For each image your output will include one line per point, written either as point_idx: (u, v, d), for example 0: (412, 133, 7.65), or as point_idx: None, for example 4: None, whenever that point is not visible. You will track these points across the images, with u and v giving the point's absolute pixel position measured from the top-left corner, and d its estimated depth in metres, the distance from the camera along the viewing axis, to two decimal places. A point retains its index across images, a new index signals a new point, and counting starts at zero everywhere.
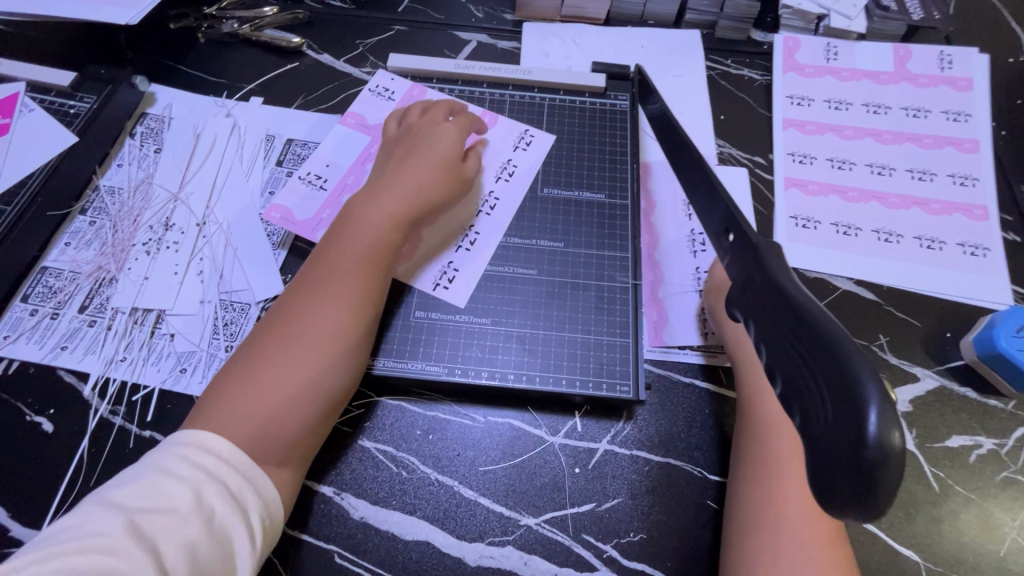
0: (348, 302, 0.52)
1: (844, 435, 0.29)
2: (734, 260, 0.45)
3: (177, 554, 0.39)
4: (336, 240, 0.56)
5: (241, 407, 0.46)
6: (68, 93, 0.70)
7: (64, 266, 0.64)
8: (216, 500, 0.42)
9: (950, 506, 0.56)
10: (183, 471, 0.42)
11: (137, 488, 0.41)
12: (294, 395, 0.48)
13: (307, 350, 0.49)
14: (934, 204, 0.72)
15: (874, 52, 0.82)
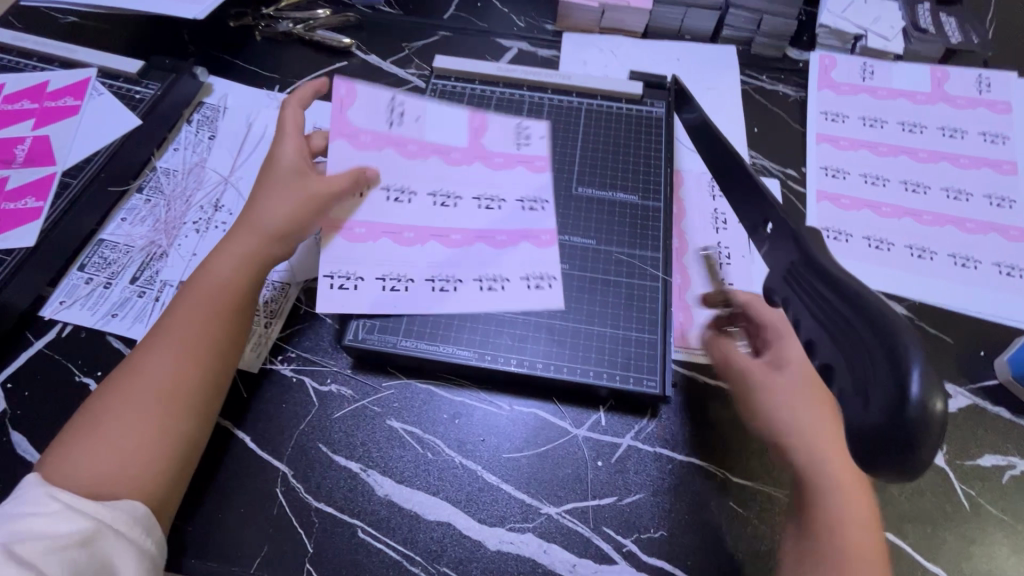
0: (188, 338, 0.53)
1: (888, 395, 0.30)
2: (771, 253, 0.45)
3: (63, 575, 0.41)
4: (199, 281, 0.56)
5: (87, 454, 0.47)
6: (135, 80, 0.75)
7: (120, 239, 0.68)
8: (85, 521, 0.43)
9: (981, 526, 0.55)
10: (46, 506, 0.43)
11: (10, 525, 0.42)
12: (140, 433, 0.48)
13: (166, 387, 0.50)
14: (969, 224, 0.71)
15: (911, 72, 0.83)
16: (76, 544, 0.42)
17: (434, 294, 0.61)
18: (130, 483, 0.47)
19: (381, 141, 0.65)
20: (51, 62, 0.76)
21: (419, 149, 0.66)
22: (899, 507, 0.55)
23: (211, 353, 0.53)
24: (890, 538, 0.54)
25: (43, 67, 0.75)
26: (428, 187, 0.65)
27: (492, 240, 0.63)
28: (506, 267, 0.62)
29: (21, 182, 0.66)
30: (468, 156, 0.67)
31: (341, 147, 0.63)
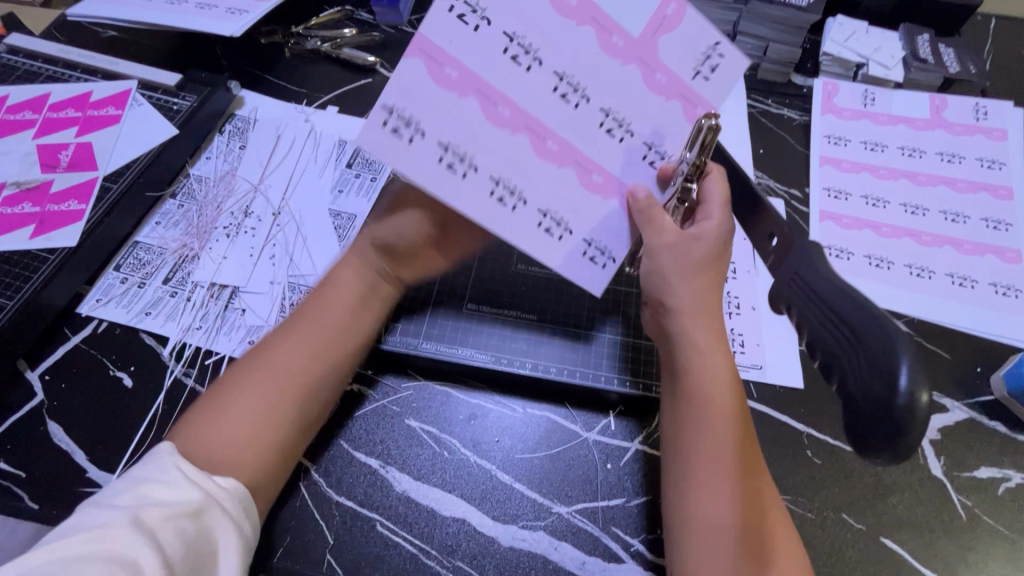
0: (319, 338, 0.56)
1: (878, 391, 0.34)
2: (775, 267, 0.48)
3: (173, 543, 0.42)
4: (326, 286, 0.59)
5: (217, 425, 0.50)
6: (172, 92, 0.79)
7: (154, 242, 0.71)
8: (199, 495, 0.45)
9: (976, 535, 0.57)
10: (172, 474, 0.46)
11: (135, 490, 0.44)
12: (264, 417, 0.51)
13: (285, 381, 0.53)
14: (966, 245, 0.74)
15: (910, 100, 0.87)
16: (188, 516, 0.44)
17: (492, 204, 0.52)
18: (248, 462, 0.50)
19: (472, 85, 0.49)
20: (94, 73, 0.80)
21: (509, 114, 0.51)
22: (896, 515, 0.57)
23: (338, 358, 0.56)
24: (887, 544, 0.56)
25: (86, 78, 0.80)
26: (493, 163, 0.51)
27: (588, 177, 0.52)
28: (572, 218, 0.53)
29: (64, 186, 0.70)
30: (565, 144, 0.51)
31: (414, 66, 0.49)
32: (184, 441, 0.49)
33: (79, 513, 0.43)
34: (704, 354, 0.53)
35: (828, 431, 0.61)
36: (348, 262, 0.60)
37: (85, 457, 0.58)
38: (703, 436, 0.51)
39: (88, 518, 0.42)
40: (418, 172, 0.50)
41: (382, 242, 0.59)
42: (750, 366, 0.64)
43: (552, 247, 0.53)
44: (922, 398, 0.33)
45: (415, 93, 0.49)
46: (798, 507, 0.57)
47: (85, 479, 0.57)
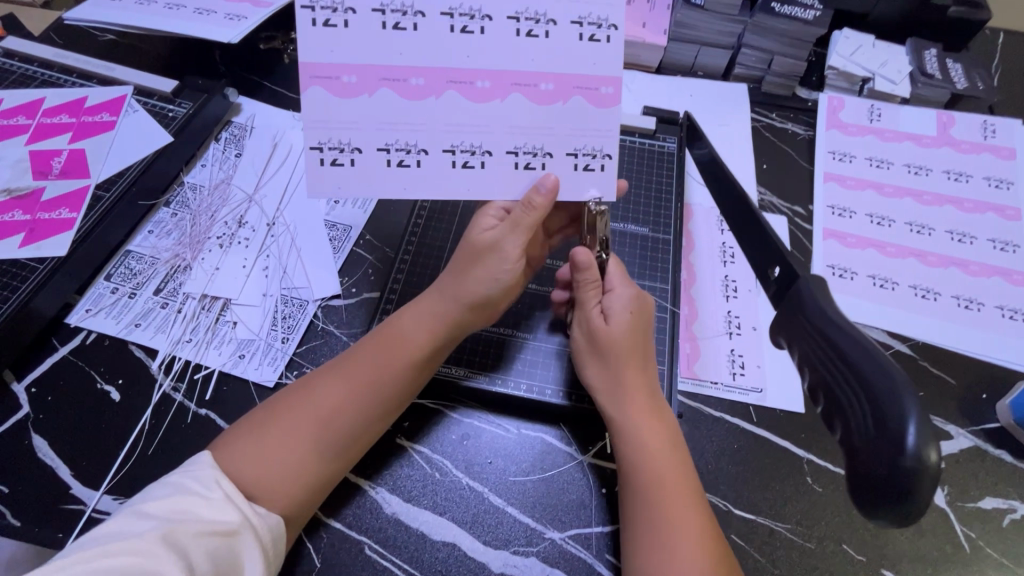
0: (378, 385, 0.53)
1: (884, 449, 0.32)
2: (779, 295, 0.46)
3: (202, 562, 0.41)
4: (393, 328, 0.56)
5: (263, 453, 0.49)
6: (168, 98, 0.78)
7: (146, 251, 0.70)
8: (235, 516, 0.44)
9: (980, 568, 0.55)
10: (212, 491, 0.45)
11: (166, 503, 0.43)
12: (309, 456, 0.50)
13: (331, 418, 0.52)
14: (973, 266, 0.73)
15: (917, 117, 0.85)
16: (222, 536, 0.43)
17: (518, 173, 0.54)
18: (285, 498, 0.49)
19: (375, 80, 0.51)
20: (90, 78, 0.80)
21: (426, 82, 0.51)
22: (898, 546, 0.56)
23: (393, 408, 0.55)
24: None
25: (82, 83, 0.79)
26: (450, 139, 0.53)
27: (536, 90, 0.52)
28: (555, 134, 0.53)
29: (56, 193, 0.69)
30: (494, 77, 0.52)
31: (319, 94, 0.51)
32: (226, 462, 0.48)
33: (114, 520, 0.42)
34: (633, 420, 0.54)
35: (829, 457, 0.60)
36: (423, 307, 0.57)
37: (69, 473, 0.57)
38: (655, 506, 0.50)
39: (126, 526, 0.41)
40: (428, 187, 0.54)
41: (470, 290, 0.56)
42: (750, 389, 0.63)
43: (577, 180, 0.55)
44: (933, 452, 0.30)
45: (338, 118, 0.52)
46: (796, 536, 0.56)
47: (68, 496, 0.56)
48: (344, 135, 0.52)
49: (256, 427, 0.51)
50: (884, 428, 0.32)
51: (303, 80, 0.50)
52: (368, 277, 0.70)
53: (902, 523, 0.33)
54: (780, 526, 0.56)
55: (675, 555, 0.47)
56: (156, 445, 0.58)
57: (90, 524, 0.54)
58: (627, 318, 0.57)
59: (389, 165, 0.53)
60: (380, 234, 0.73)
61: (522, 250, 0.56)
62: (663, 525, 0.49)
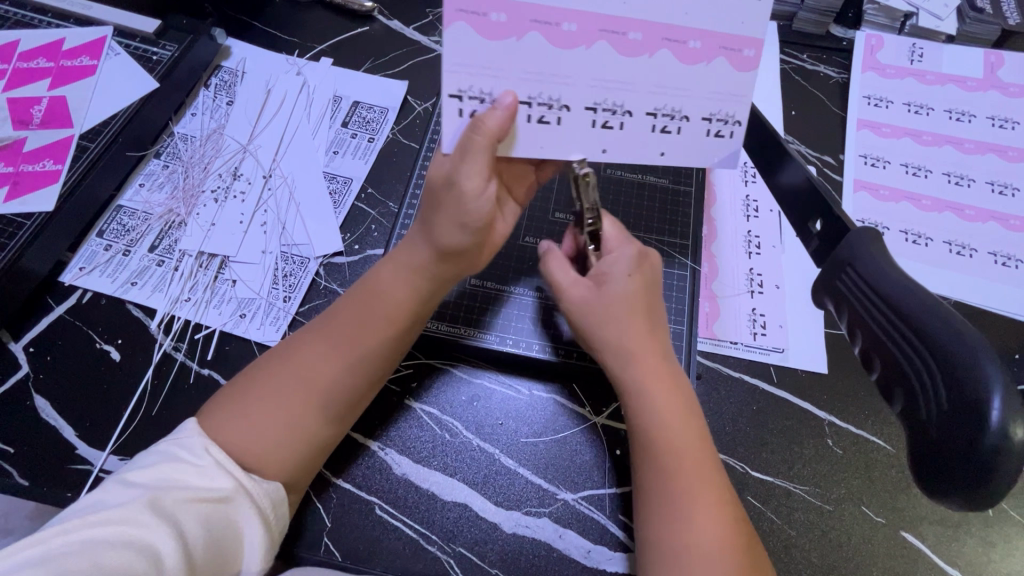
0: (363, 345, 0.51)
1: (963, 422, 0.29)
2: (823, 250, 0.43)
3: (194, 528, 0.41)
4: (379, 287, 0.53)
5: (254, 423, 0.47)
6: (151, 40, 0.72)
7: (138, 206, 0.67)
8: (227, 483, 0.44)
9: (1004, 530, 0.54)
10: (200, 458, 0.44)
11: (159, 470, 0.43)
12: (300, 422, 0.48)
13: (311, 383, 0.49)
14: (1014, 220, 0.69)
15: (963, 56, 0.79)
16: (215, 503, 0.43)
17: (652, 137, 0.50)
18: (284, 465, 0.47)
19: (526, 21, 0.44)
20: (66, 18, 0.74)
21: (579, 28, 0.45)
22: (919, 508, 0.54)
23: (383, 367, 0.53)
24: (907, 538, 0.53)
25: (57, 24, 0.73)
26: (591, 95, 0.47)
27: (684, 47, 0.46)
28: (693, 93, 0.48)
29: (38, 144, 0.65)
30: (648, 29, 0.45)
31: (463, 32, 0.44)
32: (218, 435, 0.46)
33: (102, 487, 0.42)
34: (643, 390, 0.51)
35: (851, 419, 0.58)
36: (401, 262, 0.53)
37: (73, 433, 0.56)
38: (674, 477, 0.48)
39: (113, 495, 0.41)
40: (567, 149, 0.49)
41: (443, 240, 0.50)
42: (772, 349, 0.61)
43: (696, 149, 0.51)
44: (1022, 428, 0.27)
45: (485, 63, 0.45)
46: (814, 498, 0.55)
47: (74, 456, 0.55)
48: (487, 84, 0.46)
49: (236, 397, 0.48)
50: (962, 400, 0.29)
51: (446, 14, 0.43)
52: (371, 233, 0.67)
53: (975, 506, 0.31)
54: (798, 487, 0.55)
55: (696, 522, 0.46)
56: (160, 406, 0.57)
57: (97, 484, 0.54)
58: (630, 281, 0.54)
59: (530, 121, 0.48)
60: (382, 187, 0.69)
61: (486, 175, 0.47)
62: (685, 496, 0.47)
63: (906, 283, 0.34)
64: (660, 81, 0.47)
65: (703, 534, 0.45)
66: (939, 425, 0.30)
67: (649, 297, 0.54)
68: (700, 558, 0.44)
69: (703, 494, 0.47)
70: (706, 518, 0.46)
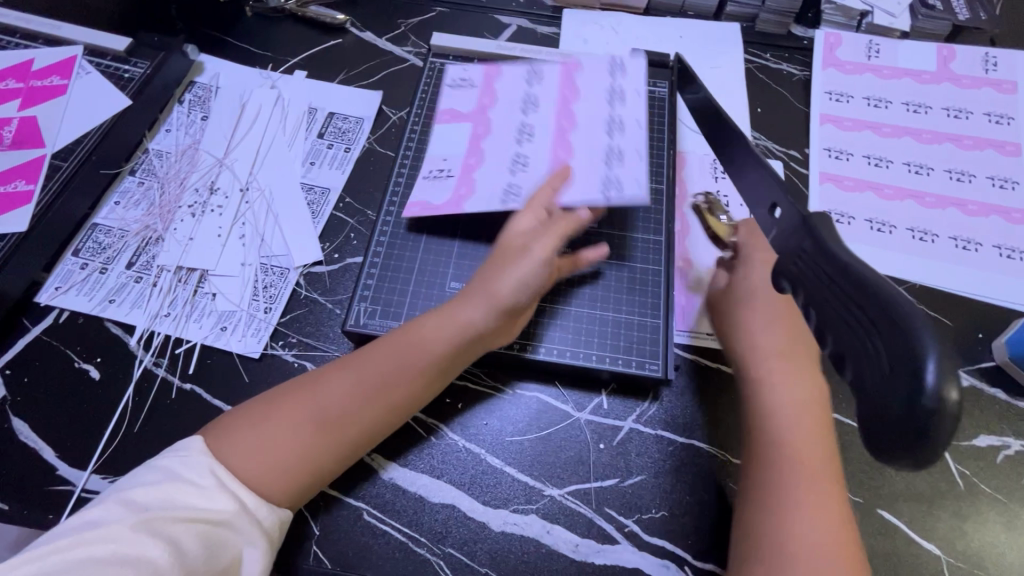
0: (398, 395, 0.52)
1: (902, 388, 0.30)
2: (780, 235, 0.44)
3: (191, 548, 0.42)
4: (423, 330, 0.54)
5: (264, 446, 0.47)
6: (122, 58, 0.73)
7: (113, 224, 0.67)
8: (231, 506, 0.44)
9: (974, 503, 0.56)
10: (203, 479, 0.45)
11: (157, 490, 0.43)
12: (306, 451, 0.48)
13: (328, 417, 0.49)
14: (972, 206, 0.71)
15: (917, 51, 0.82)
16: (212, 523, 0.43)
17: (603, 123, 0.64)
18: (280, 496, 0.47)
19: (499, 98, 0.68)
20: (35, 38, 0.74)
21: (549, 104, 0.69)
22: (894, 487, 0.56)
23: (401, 414, 0.52)
24: (885, 516, 0.55)
25: (27, 45, 0.73)
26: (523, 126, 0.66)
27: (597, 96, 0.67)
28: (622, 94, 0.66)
29: (9, 164, 0.65)
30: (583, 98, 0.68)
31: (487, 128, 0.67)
32: (225, 454, 0.46)
33: (102, 507, 0.42)
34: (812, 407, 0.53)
35: None
36: (447, 314, 0.54)
37: (55, 454, 0.55)
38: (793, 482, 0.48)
39: (112, 516, 0.42)
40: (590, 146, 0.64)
41: (500, 295, 0.54)
42: None
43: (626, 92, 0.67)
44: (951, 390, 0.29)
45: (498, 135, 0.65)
46: None
47: (54, 477, 0.54)
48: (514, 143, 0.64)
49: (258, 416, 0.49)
50: (902, 365, 0.31)
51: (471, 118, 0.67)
52: (350, 241, 0.67)
53: (920, 465, 0.32)
54: None
55: (800, 524, 0.46)
56: (142, 422, 0.57)
57: (80, 504, 0.53)
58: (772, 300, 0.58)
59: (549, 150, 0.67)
60: (360, 196, 0.70)
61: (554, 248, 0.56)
62: (807, 496, 0.47)
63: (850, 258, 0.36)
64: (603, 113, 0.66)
65: (809, 535, 0.46)
66: (881, 384, 0.32)
67: (800, 312, 0.58)
68: (800, 554, 0.45)
69: (812, 491, 0.48)
70: (824, 523, 0.46)
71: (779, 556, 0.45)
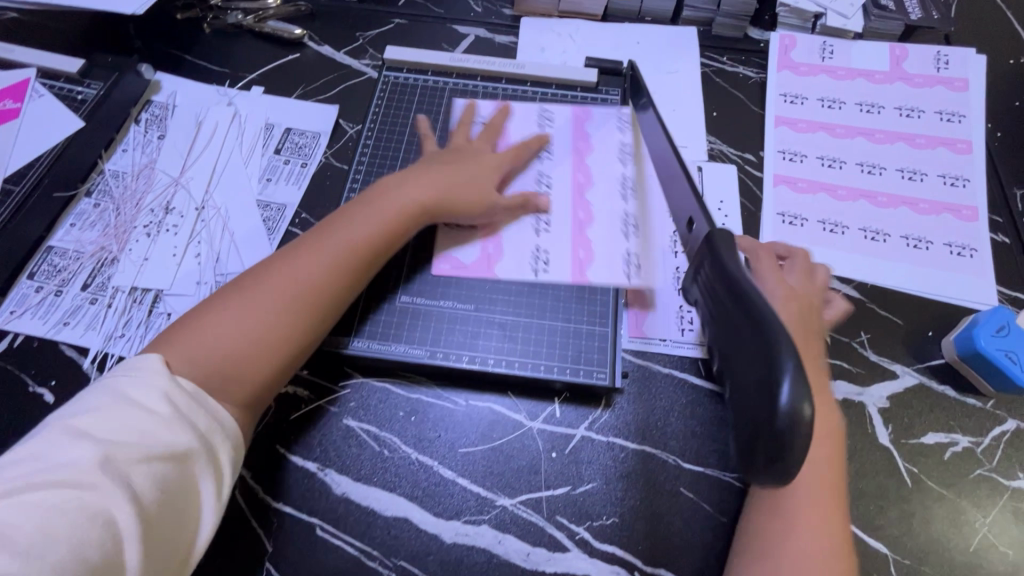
0: (334, 247, 0.56)
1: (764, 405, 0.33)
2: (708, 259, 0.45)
3: (149, 487, 0.43)
4: (354, 227, 0.58)
5: (218, 350, 0.50)
6: (75, 80, 0.73)
7: (69, 246, 0.67)
8: (182, 437, 0.45)
9: (921, 500, 0.57)
10: (158, 410, 0.45)
11: (115, 423, 0.44)
12: (244, 352, 0.51)
13: (270, 307, 0.52)
14: (923, 204, 0.72)
15: (871, 51, 0.83)
16: (172, 459, 0.44)
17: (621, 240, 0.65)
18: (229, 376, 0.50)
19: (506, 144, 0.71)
20: None
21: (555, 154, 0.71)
22: None
23: (343, 303, 0.57)
24: None
25: None
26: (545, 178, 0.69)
27: (604, 156, 0.71)
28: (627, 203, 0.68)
29: None
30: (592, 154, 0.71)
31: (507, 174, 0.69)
32: (177, 363, 0.49)
33: (49, 438, 0.43)
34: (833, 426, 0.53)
35: None
36: (376, 206, 0.60)
37: None
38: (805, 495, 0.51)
39: (59, 448, 0.42)
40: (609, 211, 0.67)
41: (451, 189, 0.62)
42: (699, 344, 0.63)
43: None
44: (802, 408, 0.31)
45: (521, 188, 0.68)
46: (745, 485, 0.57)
47: None
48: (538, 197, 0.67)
49: (191, 323, 0.51)
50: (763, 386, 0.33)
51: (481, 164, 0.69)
52: None
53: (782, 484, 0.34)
54: (728, 476, 0.57)
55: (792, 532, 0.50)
56: None
57: None
58: (784, 307, 0.54)
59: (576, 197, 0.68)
60: (316, 211, 0.70)
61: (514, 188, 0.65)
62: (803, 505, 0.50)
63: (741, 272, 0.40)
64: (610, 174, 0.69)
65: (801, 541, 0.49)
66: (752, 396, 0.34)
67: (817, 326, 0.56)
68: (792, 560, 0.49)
69: (818, 503, 0.50)
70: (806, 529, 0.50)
71: (792, 559, 0.49)
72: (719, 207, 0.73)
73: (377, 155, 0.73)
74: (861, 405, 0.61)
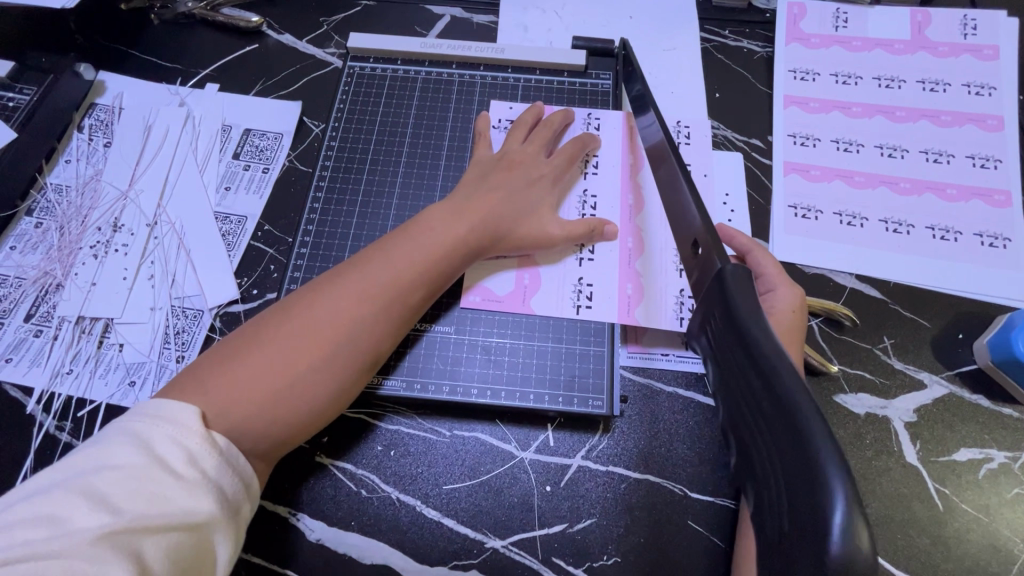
0: (385, 281, 0.50)
1: (808, 529, 0.26)
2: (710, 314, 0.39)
3: (159, 559, 0.36)
4: (397, 254, 0.52)
5: (246, 392, 0.44)
6: (5, 84, 0.66)
7: (9, 272, 0.61)
8: (207, 505, 0.38)
9: (955, 524, 0.52)
10: (186, 470, 0.38)
11: (123, 480, 0.36)
12: (270, 396, 0.44)
13: (305, 348, 0.46)
14: (950, 190, 0.65)
15: (889, 18, 0.75)
16: (187, 528, 0.37)
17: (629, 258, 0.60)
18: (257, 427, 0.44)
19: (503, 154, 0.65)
20: None
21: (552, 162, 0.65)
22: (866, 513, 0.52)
23: (384, 345, 0.50)
24: None
25: None
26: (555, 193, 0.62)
27: (604, 162, 0.64)
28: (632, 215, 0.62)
29: None
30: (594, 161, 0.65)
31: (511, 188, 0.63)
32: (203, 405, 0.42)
33: (53, 499, 0.35)
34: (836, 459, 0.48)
35: None
36: (419, 234, 0.54)
37: None
38: None
39: (64, 510, 0.35)
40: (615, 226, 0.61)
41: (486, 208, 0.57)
42: None
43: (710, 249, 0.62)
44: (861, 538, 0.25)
45: None
46: None
47: None
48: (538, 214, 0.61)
49: (218, 365, 0.45)
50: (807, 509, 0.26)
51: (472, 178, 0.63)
52: (269, 275, 0.61)
53: None
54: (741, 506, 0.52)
55: None
56: None
57: None
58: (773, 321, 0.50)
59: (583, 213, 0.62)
60: (280, 223, 0.64)
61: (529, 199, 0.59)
62: None
63: (762, 337, 0.32)
64: (611, 182, 0.63)
65: None
66: (788, 529, 0.28)
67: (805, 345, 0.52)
68: None
69: None
70: None
71: None
72: (724, 200, 0.66)
73: (343, 157, 0.66)
74: (885, 420, 0.55)
